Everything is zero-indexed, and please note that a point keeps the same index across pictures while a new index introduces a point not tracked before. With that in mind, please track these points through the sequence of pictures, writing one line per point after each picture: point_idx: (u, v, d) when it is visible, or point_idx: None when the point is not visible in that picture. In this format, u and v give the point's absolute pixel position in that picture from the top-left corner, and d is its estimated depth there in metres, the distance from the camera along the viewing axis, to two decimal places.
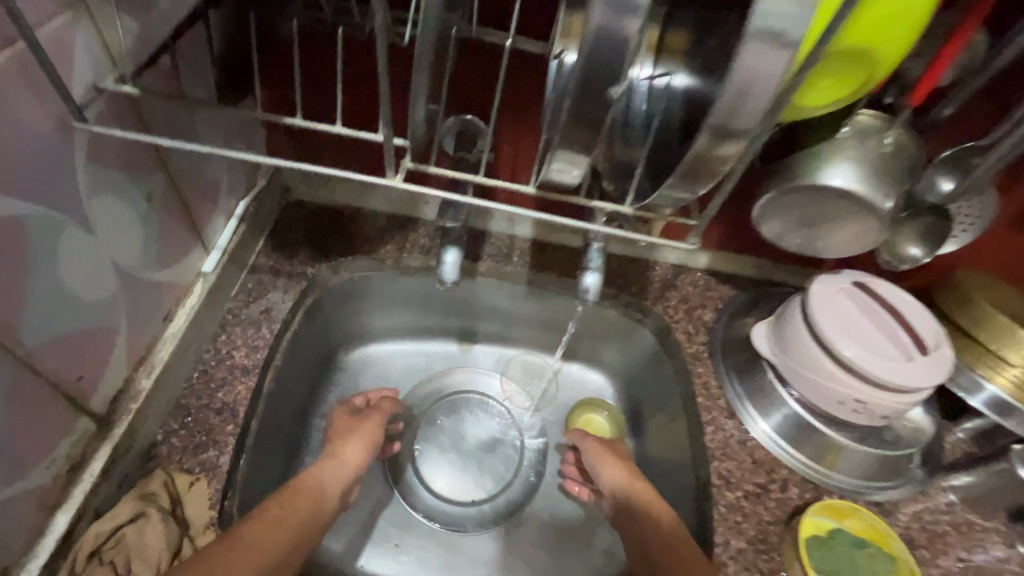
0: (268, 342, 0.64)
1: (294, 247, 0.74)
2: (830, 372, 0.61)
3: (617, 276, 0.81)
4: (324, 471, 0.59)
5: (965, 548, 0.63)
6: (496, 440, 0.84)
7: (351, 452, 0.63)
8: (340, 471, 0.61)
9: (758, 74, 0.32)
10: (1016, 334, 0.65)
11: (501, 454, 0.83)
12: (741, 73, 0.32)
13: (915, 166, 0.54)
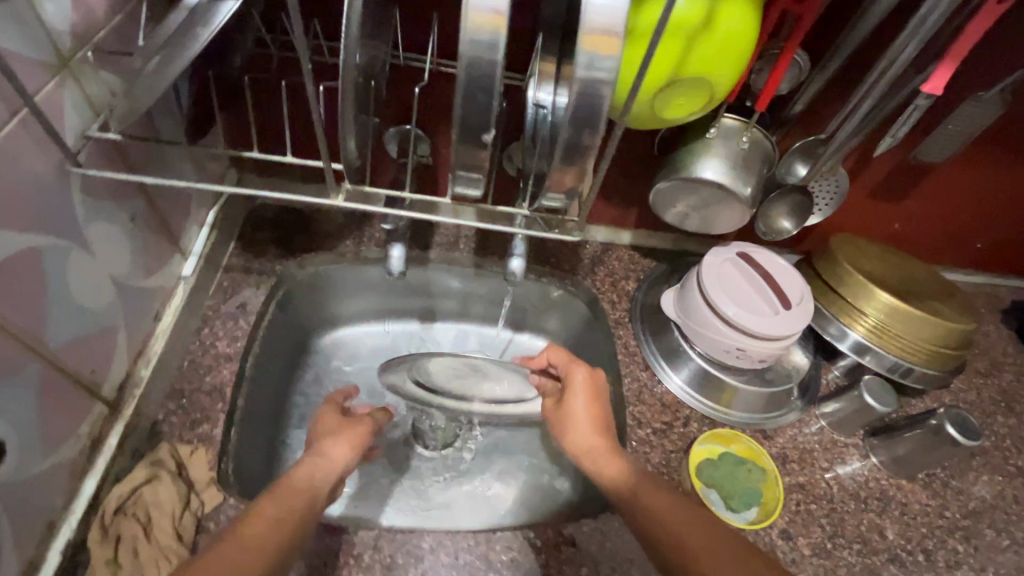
0: (247, 332, 0.74)
1: (262, 246, 0.83)
2: (720, 330, 0.74)
3: (549, 254, 0.93)
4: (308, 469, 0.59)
5: (827, 460, 0.79)
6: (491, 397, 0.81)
7: (334, 451, 0.62)
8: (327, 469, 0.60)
9: (585, 110, 0.40)
10: (870, 288, 0.80)
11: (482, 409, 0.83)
12: (573, 108, 0.40)
13: (771, 157, 0.67)
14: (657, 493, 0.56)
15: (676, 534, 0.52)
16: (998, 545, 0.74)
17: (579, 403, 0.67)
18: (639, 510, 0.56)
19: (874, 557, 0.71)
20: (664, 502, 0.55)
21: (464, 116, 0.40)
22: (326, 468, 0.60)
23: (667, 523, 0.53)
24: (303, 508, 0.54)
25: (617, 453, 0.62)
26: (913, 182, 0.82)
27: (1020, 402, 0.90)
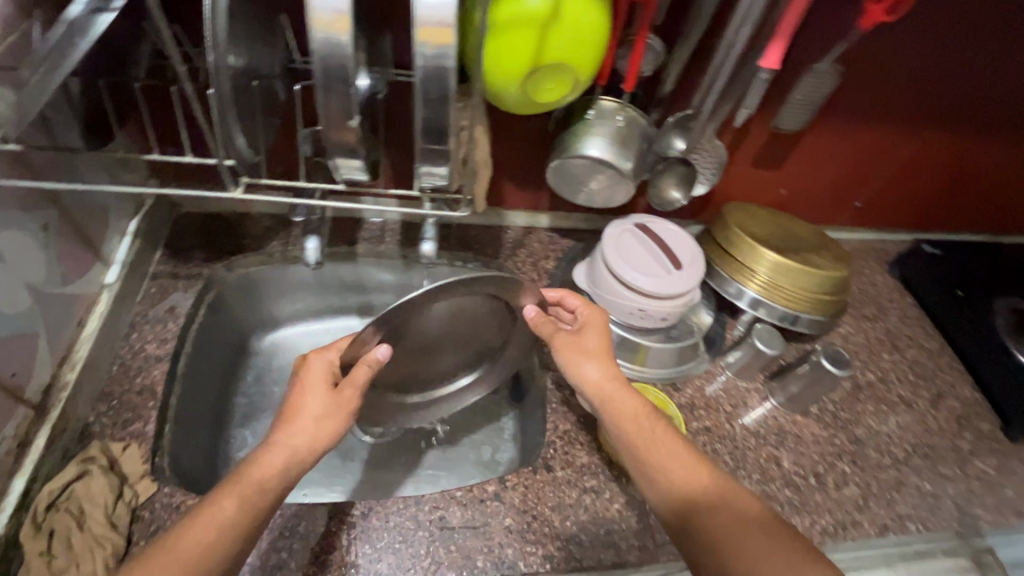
0: (177, 334, 0.77)
1: (189, 252, 0.86)
2: (623, 294, 0.81)
3: (472, 241, 0.99)
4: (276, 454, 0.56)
5: (731, 404, 0.87)
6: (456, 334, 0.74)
7: (308, 434, 0.59)
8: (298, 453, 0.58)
9: (433, 90, 0.47)
10: (757, 248, 0.88)
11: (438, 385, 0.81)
12: (422, 89, 0.47)
13: (648, 134, 0.75)
14: (659, 430, 0.64)
15: (678, 471, 0.60)
16: (879, 463, 0.84)
17: (595, 338, 0.71)
18: (643, 446, 0.63)
19: (772, 484, 0.79)
20: (665, 440, 0.63)
21: (328, 108, 0.46)
22: (299, 452, 0.58)
23: (660, 460, 0.61)
24: (256, 509, 0.53)
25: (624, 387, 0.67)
26: (787, 149, 0.92)
27: (902, 339, 1.01)
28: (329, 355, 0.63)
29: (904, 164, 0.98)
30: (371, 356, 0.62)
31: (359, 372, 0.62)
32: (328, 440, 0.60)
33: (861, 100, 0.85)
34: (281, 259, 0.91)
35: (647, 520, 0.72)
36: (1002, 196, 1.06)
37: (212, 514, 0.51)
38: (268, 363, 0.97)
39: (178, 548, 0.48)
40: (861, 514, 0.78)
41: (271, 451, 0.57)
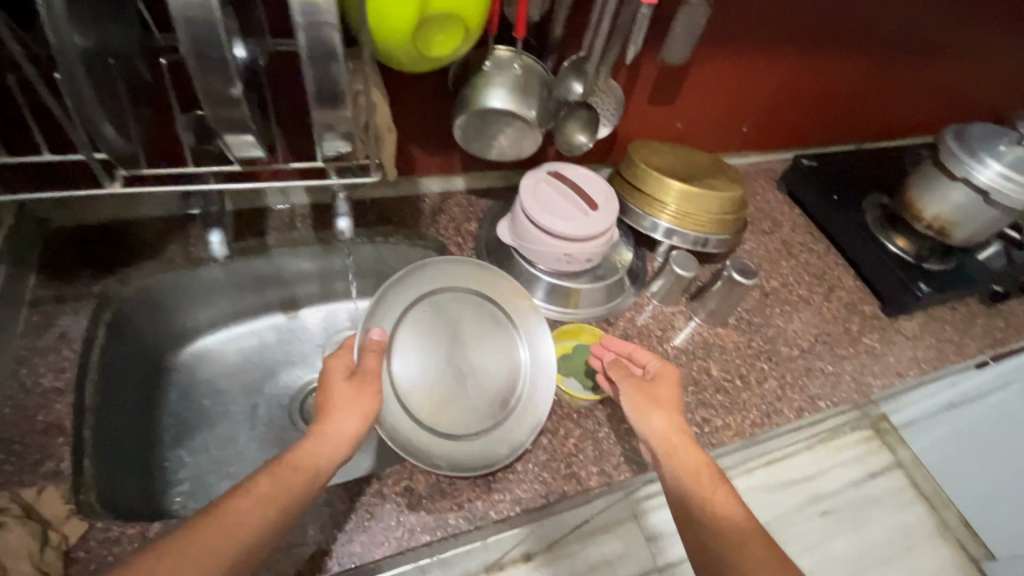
0: (78, 362, 0.70)
1: (71, 271, 0.77)
2: (548, 242, 0.84)
3: (391, 214, 0.96)
4: (315, 444, 0.58)
5: (660, 329, 0.93)
6: (470, 333, 0.79)
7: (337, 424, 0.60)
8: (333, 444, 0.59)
9: (318, 52, 0.45)
10: (664, 181, 0.93)
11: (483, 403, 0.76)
12: (307, 53, 0.45)
13: (547, 80, 0.76)
14: (702, 462, 0.67)
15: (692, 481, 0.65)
16: (790, 356, 0.94)
17: (667, 391, 0.73)
18: (679, 464, 0.66)
19: (705, 392, 0.87)
20: (694, 455, 0.67)
21: (206, 78, 0.42)
22: (334, 440, 0.59)
23: (692, 481, 0.65)
24: (301, 494, 0.54)
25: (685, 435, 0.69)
26: (677, 84, 0.96)
27: (796, 246, 1.12)
28: (345, 355, 0.67)
29: (779, 85, 1.06)
30: (369, 342, 0.68)
31: (370, 358, 0.66)
32: (360, 428, 0.62)
33: (733, 28, 0.91)
34: (184, 263, 0.84)
35: (601, 446, 0.77)
36: (862, 106, 1.19)
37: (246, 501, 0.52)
38: (190, 377, 0.91)
39: (231, 518, 0.50)
40: (781, 402, 0.88)
41: (310, 442, 0.59)
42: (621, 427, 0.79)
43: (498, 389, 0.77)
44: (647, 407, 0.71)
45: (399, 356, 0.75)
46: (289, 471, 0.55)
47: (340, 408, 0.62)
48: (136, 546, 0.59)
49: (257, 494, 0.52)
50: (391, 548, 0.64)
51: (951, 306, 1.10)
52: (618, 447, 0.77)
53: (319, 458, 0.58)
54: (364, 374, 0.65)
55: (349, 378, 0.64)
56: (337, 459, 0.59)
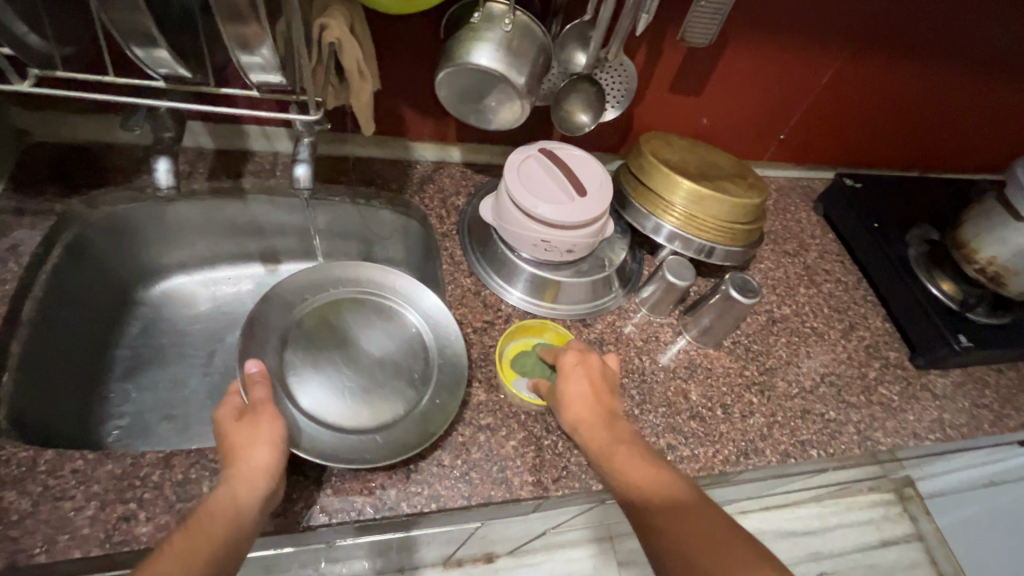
0: (19, 276, 0.69)
1: (41, 186, 0.77)
2: (525, 225, 0.76)
3: (376, 175, 0.91)
4: (230, 488, 0.53)
5: (642, 340, 0.84)
6: (355, 330, 0.77)
7: (245, 453, 0.56)
8: (251, 480, 0.54)
9: None
10: (672, 177, 0.84)
11: (392, 376, 0.73)
12: None
13: (542, 42, 0.68)
14: (640, 460, 0.56)
15: (637, 481, 0.54)
16: (787, 392, 0.83)
17: (586, 387, 0.65)
18: (617, 468, 0.56)
19: (677, 416, 0.77)
20: (630, 456, 0.57)
21: None
22: (247, 475, 0.54)
23: (635, 485, 0.54)
24: (224, 537, 0.49)
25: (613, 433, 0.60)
26: (703, 73, 0.87)
27: (820, 274, 1.00)
28: (232, 400, 0.62)
29: (824, 89, 0.94)
30: (248, 376, 0.63)
31: (257, 390, 0.62)
32: (274, 456, 0.57)
33: (772, 14, 0.80)
34: (154, 196, 0.82)
35: (543, 455, 0.69)
36: (922, 127, 1.05)
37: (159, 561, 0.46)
38: (156, 314, 0.90)
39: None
40: (764, 442, 0.77)
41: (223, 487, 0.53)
42: (570, 438, 0.71)
43: (405, 362, 0.75)
44: (572, 399, 0.64)
45: (304, 382, 0.70)
46: (206, 518, 0.50)
47: (246, 444, 0.56)
48: (22, 471, 0.56)
49: (170, 552, 0.47)
50: (286, 522, 0.60)
51: (995, 369, 0.95)
52: (562, 459, 0.69)
53: (237, 499, 0.53)
54: (258, 406, 0.60)
55: (241, 417, 0.59)
56: (260, 491, 0.54)
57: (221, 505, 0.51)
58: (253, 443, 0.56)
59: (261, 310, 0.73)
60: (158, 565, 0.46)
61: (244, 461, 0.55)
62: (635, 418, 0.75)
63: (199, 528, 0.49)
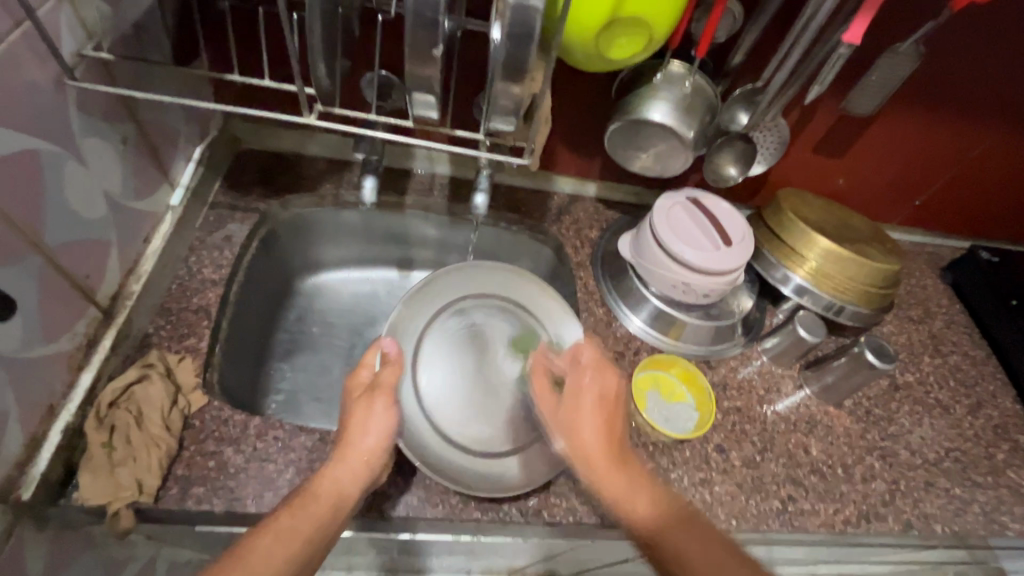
0: (232, 262, 0.81)
1: (248, 186, 0.89)
2: (667, 266, 0.81)
3: (519, 203, 0.99)
4: (337, 470, 0.60)
5: (764, 389, 0.86)
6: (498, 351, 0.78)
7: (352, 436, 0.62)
8: (355, 470, 0.61)
9: (516, 32, 0.46)
10: (810, 235, 0.86)
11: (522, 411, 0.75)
12: (506, 29, 0.46)
13: (713, 103, 0.74)
14: (640, 494, 0.58)
15: (647, 509, 0.57)
16: (910, 462, 0.83)
17: (590, 417, 0.63)
18: (617, 498, 0.58)
19: (797, 469, 0.79)
20: (629, 485, 0.59)
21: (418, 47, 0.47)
22: (354, 467, 0.61)
23: (642, 520, 0.56)
24: (327, 517, 0.56)
25: (618, 463, 0.60)
26: (852, 137, 0.89)
27: (946, 345, 0.98)
28: (363, 371, 0.68)
29: (972, 162, 0.94)
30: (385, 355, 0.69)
31: (387, 375, 0.66)
32: (381, 448, 0.63)
33: (938, 90, 0.82)
34: (333, 203, 0.93)
35: (669, 486, 0.73)
36: None
37: (267, 531, 0.53)
38: (309, 305, 0.99)
39: (253, 556, 0.50)
40: (886, 508, 0.77)
41: (335, 467, 0.60)
42: (694, 475, 0.75)
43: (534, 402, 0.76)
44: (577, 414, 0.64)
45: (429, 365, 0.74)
46: (311, 500, 0.57)
47: (357, 431, 0.62)
48: (238, 431, 0.66)
49: (280, 528, 0.53)
50: (444, 512, 0.68)
51: None
52: (686, 493, 0.73)
53: (342, 484, 0.59)
54: (377, 388, 0.65)
55: (362, 395, 0.66)
56: (360, 478, 0.61)
57: (327, 489, 0.58)
58: (366, 428, 0.62)
59: (423, 291, 0.77)
60: (263, 541, 0.52)
61: (353, 450, 0.61)
62: (757, 465, 0.78)
63: (302, 508, 0.56)
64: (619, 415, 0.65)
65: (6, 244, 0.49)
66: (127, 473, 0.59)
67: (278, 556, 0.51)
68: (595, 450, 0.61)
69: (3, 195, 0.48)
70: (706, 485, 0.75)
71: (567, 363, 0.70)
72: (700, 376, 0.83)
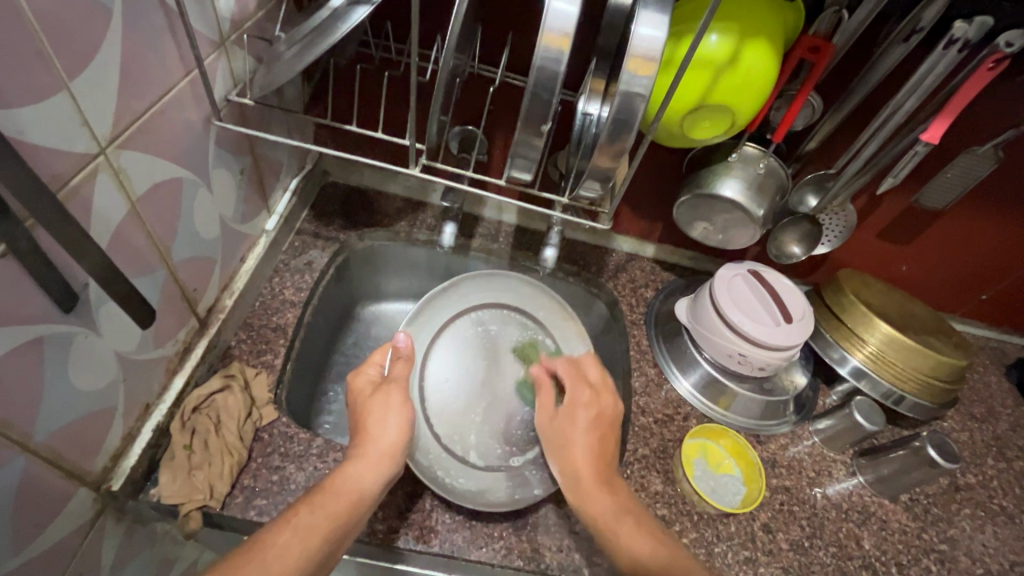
0: (310, 286, 0.86)
1: (329, 216, 0.95)
2: (726, 336, 0.82)
3: (579, 256, 1.01)
4: (358, 469, 0.61)
5: (815, 471, 0.84)
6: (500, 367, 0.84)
7: (372, 427, 0.65)
8: (377, 468, 0.62)
9: (622, 115, 0.52)
10: (872, 319, 0.85)
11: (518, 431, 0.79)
12: (613, 114, 0.52)
13: (784, 185, 0.77)
14: (624, 519, 0.61)
15: (649, 553, 0.58)
16: (971, 571, 0.79)
17: (586, 441, 0.68)
18: (601, 520, 0.62)
19: (848, 561, 0.76)
20: (630, 525, 0.61)
21: (526, 120, 0.52)
22: (375, 465, 0.62)
23: (623, 537, 0.60)
24: (343, 517, 0.56)
25: (609, 488, 0.64)
26: (919, 227, 0.90)
27: (1011, 449, 0.94)
28: (369, 371, 0.70)
29: None
30: (396, 349, 0.72)
31: (398, 367, 0.70)
32: (398, 442, 0.64)
33: (1014, 191, 0.82)
34: (404, 239, 0.97)
35: (712, 561, 0.73)
36: None
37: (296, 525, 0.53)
38: (366, 332, 1.00)
39: (270, 549, 0.51)
40: None
41: (350, 466, 0.61)
42: (739, 553, 0.74)
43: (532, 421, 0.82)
44: (572, 409, 0.71)
45: (442, 355, 0.84)
46: (329, 496, 0.57)
47: (377, 424, 0.65)
48: (302, 449, 0.70)
49: (298, 525, 0.53)
50: (486, 556, 0.68)
51: None
52: (730, 570, 0.72)
53: (363, 482, 0.60)
54: (392, 382, 0.68)
55: (373, 392, 0.68)
56: (380, 477, 0.61)
57: (347, 486, 0.58)
58: (388, 418, 0.65)
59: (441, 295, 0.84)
60: (281, 536, 0.52)
61: (375, 440, 0.63)
62: (804, 551, 0.76)
63: (321, 505, 0.56)
64: (613, 434, 0.70)
65: (145, 258, 0.55)
66: (201, 476, 0.64)
67: (295, 551, 0.51)
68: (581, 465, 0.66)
69: (149, 216, 0.55)
70: (750, 565, 0.73)
71: (566, 366, 0.76)
72: (752, 451, 0.82)
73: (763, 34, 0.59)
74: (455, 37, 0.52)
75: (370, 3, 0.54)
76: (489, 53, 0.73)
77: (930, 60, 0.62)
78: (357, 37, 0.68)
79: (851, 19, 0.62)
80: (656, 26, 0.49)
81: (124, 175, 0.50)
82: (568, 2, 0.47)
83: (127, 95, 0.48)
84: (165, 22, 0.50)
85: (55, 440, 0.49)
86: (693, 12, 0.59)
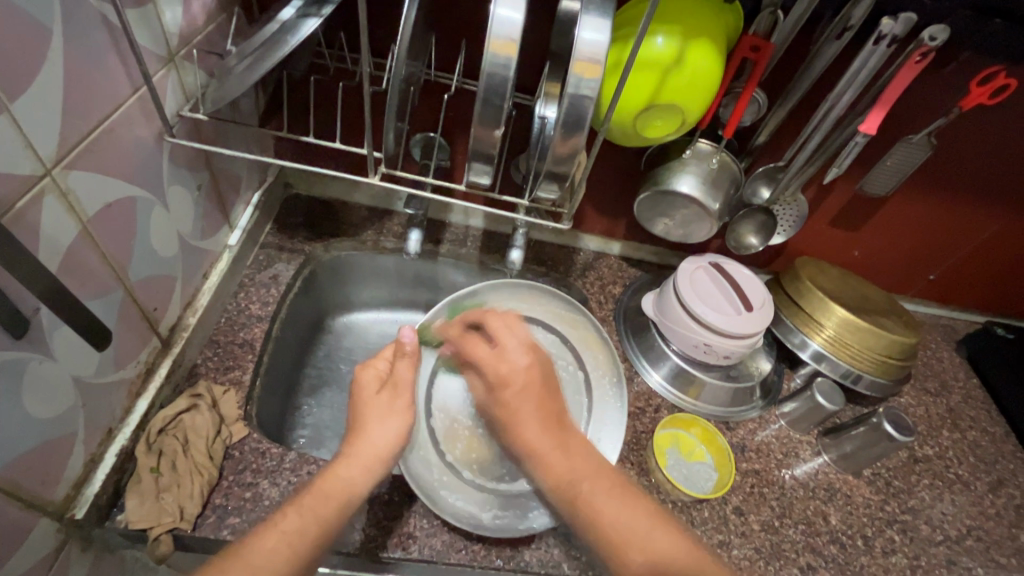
0: (277, 300, 0.85)
1: (294, 229, 0.95)
2: (691, 327, 0.84)
3: (547, 257, 1.03)
4: (350, 470, 0.60)
5: (782, 453, 0.87)
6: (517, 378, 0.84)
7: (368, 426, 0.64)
8: (371, 467, 0.61)
9: (572, 117, 0.53)
10: (828, 303, 0.89)
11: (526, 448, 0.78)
12: (563, 116, 0.53)
13: (737, 179, 0.80)
14: (582, 481, 0.60)
15: (621, 517, 0.57)
16: (932, 538, 0.82)
17: (530, 408, 0.64)
18: (561, 481, 0.60)
19: (817, 538, 0.79)
20: (584, 460, 0.62)
21: (481, 125, 0.53)
22: (366, 464, 0.61)
23: (586, 492, 0.59)
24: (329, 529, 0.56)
25: (562, 448, 0.62)
26: (867, 214, 0.94)
27: (964, 420, 0.98)
28: (374, 365, 0.70)
29: (988, 241, 0.97)
30: (400, 345, 0.71)
31: (401, 365, 0.70)
32: (395, 443, 0.64)
33: (950, 176, 0.86)
34: (371, 248, 0.97)
35: None
36: None
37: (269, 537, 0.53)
38: (338, 344, 0.99)
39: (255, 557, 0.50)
40: None
41: (342, 466, 0.60)
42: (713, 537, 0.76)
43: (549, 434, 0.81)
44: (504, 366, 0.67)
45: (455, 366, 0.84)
46: (319, 497, 0.56)
47: (375, 422, 0.64)
48: (275, 464, 0.69)
49: (285, 529, 0.53)
50: (467, 558, 0.69)
51: None
52: None
53: (355, 483, 0.59)
54: (397, 382, 0.68)
55: (381, 387, 0.68)
56: (370, 477, 0.61)
57: (337, 486, 0.58)
58: (387, 418, 0.65)
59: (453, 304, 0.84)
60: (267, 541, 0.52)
61: (366, 437, 0.63)
62: (775, 530, 0.78)
63: (309, 507, 0.55)
64: (553, 393, 0.67)
65: (100, 279, 0.54)
66: (170, 498, 0.62)
67: (284, 553, 0.51)
68: (534, 440, 0.63)
69: (102, 236, 0.54)
70: (724, 548, 0.75)
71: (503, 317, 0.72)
72: (722, 437, 0.84)
73: (705, 35, 0.61)
74: (406, 46, 0.53)
75: (320, 15, 0.54)
76: (444, 60, 0.74)
77: (863, 55, 0.65)
78: (310, 49, 0.68)
79: (787, 19, 0.65)
80: (599, 30, 0.51)
81: (73, 197, 0.49)
82: (513, 9, 0.48)
83: (72, 114, 0.47)
84: (109, 39, 0.50)
85: (11, 470, 0.48)
86: (636, 16, 0.61)
